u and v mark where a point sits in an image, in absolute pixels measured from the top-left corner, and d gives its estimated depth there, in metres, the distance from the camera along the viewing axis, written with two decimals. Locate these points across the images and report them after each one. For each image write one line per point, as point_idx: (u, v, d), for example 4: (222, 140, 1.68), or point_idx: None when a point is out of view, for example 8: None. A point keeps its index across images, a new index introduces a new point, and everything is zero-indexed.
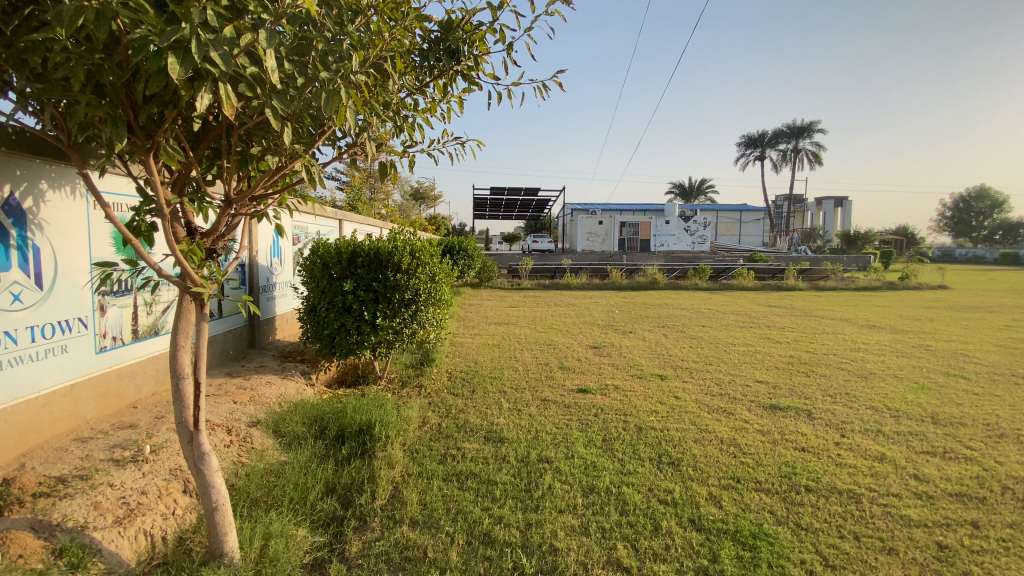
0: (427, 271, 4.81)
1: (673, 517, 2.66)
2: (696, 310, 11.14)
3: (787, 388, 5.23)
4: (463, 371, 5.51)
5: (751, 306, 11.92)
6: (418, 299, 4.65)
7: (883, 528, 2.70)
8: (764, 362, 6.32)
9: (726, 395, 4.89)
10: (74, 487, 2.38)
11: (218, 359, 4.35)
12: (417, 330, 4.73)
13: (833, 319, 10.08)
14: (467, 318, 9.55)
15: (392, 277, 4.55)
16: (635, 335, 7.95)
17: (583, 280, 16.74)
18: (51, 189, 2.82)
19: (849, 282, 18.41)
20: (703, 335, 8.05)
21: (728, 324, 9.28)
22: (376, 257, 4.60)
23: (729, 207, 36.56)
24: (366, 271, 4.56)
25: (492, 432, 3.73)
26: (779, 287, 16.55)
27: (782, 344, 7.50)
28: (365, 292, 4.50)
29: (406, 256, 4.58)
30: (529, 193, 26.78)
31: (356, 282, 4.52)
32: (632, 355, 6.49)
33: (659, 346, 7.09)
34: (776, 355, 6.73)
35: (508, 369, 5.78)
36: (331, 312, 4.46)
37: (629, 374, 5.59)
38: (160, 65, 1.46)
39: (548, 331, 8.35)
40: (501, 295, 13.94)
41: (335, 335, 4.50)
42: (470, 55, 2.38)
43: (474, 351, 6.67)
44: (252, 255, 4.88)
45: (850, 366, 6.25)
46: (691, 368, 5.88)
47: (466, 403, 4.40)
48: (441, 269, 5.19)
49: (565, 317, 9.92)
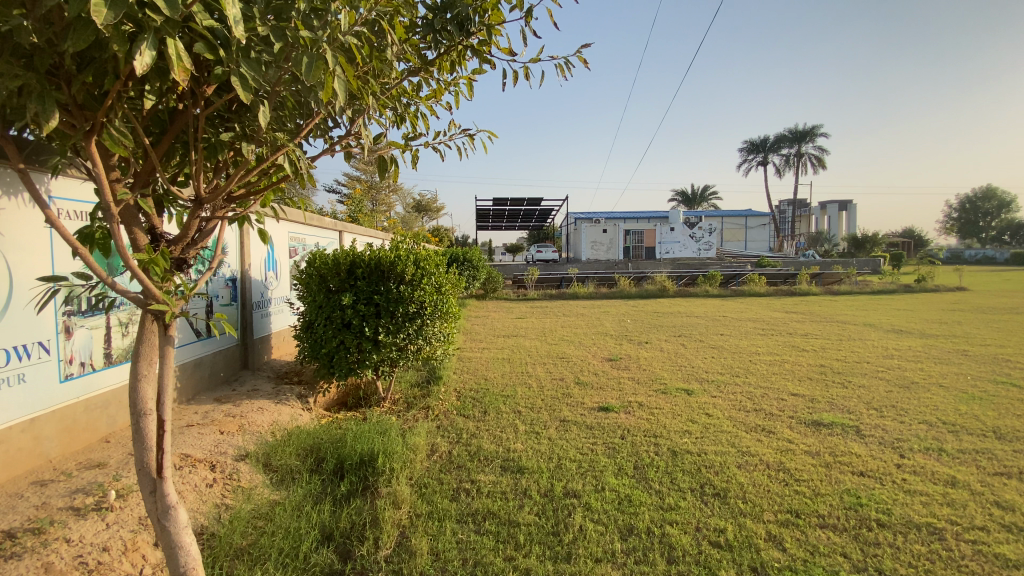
0: (433, 282, 4.44)
1: (732, 566, 2.25)
2: (711, 318, 10.72)
3: (826, 402, 4.80)
4: (473, 389, 5.11)
5: (768, 313, 11.48)
6: (424, 313, 4.27)
7: (980, 572, 2.28)
8: (795, 372, 5.90)
9: (761, 411, 4.48)
10: (22, 545, 1.98)
11: (206, 382, 3.98)
12: (422, 346, 4.36)
13: (856, 325, 9.63)
14: (474, 331, 9.17)
15: (395, 289, 4.17)
16: (652, 345, 7.53)
17: (591, 290, 16.36)
18: (6, 196, 2.47)
19: (864, 285, 17.96)
20: (725, 344, 7.63)
21: (748, 332, 8.86)
22: (378, 267, 4.23)
23: (734, 213, 36.23)
24: (367, 283, 4.18)
25: (510, 462, 3.31)
26: (793, 293, 16.11)
27: (809, 352, 7.07)
28: (366, 306, 4.11)
29: (409, 267, 4.21)
30: (532, 202, 26.52)
31: (356, 295, 4.14)
32: (653, 368, 6.08)
33: (680, 358, 6.66)
34: (806, 364, 6.30)
35: (521, 385, 5.38)
36: (329, 329, 4.09)
37: (652, 389, 5.17)
38: (87, 12, 1.11)
39: (560, 343, 7.95)
40: (508, 306, 13.56)
41: (334, 354, 4.11)
42: (482, 26, 2.03)
43: (483, 366, 6.27)
44: (244, 268, 4.54)
45: (887, 374, 5.82)
46: (718, 381, 5.47)
47: (478, 426, 4.01)
48: (448, 280, 4.83)
49: (576, 328, 9.51)
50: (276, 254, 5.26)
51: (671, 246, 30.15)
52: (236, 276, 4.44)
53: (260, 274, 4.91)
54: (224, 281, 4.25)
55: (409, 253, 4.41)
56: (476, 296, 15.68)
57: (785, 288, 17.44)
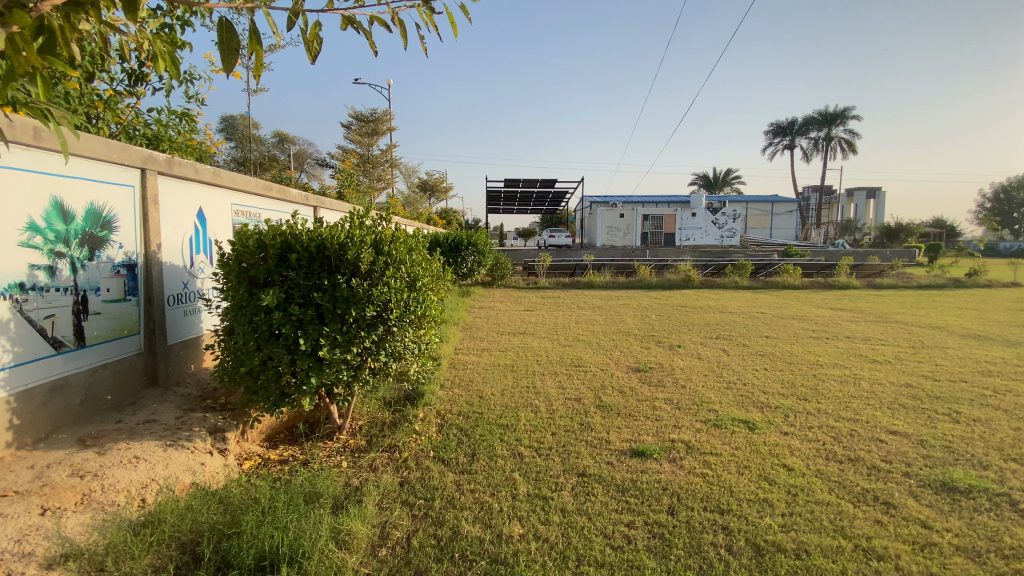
0: (403, 273, 3.18)
1: None
2: (749, 316, 9.33)
3: (943, 449, 3.49)
4: (463, 413, 3.91)
5: (812, 310, 10.07)
6: (388, 317, 3.01)
7: None
8: (880, 396, 4.57)
9: (862, 469, 3.18)
10: None
11: (76, 413, 2.80)
12: (386, 362, 3.14)
13: (923, 328, 8.19)
14: (475, 327, 7.93)
15: (343, 285, 2.89)
16: (687, 352, 6.21)
17: (608, 279, 14.99)
18: None
19: (908, 278, 16.36)
20: (775, 352, 6.28)
21: (797, 335, 7.48)
22: (321, 251, 2.95)
23: (758, 199, 34.34)
24: (305, 275, 2.90)
25: (499, 568, 2.07)
26: (831, 285, 14.63)
27: (884, 364, 5.73)
28: (302, 309, 2.84)
29: (366, 252, 2.94)
30: (544, 185, 24.99)
31: (287, 292, 2.86)
32: (693, 384, 4.81)
33: (726, 370, 5.35)
34: (890, 385, 4.95)
35: (526, 406, 4.15)
36: (249, 339, 2.84)
37: (699, 421, 3.88)
38: None
39: (575, 345, 6.65)
40: (517, 296, 12.30)
41: (258, 375, 2.89)
42: None
43: (480, 376, 5.04)
44: (149, 250, 3.33)
45: (1003, 402, 4.48)
46: (785, 410, 4.16)
47: (461, 483, 2.79)
48: (427, 269, 3.58)
49: (593, 325, 8.22)
50: (208, 232, 4.04)
51: (692, 232, 28.47)
52: (134, 262, 3.24)
53: (181, 258, 3.72)
54: (112, 269, 3.07)
55: (368, 232, 3.13)
56: (483, 284, 14.43)
57: (821, 279, 15.88)
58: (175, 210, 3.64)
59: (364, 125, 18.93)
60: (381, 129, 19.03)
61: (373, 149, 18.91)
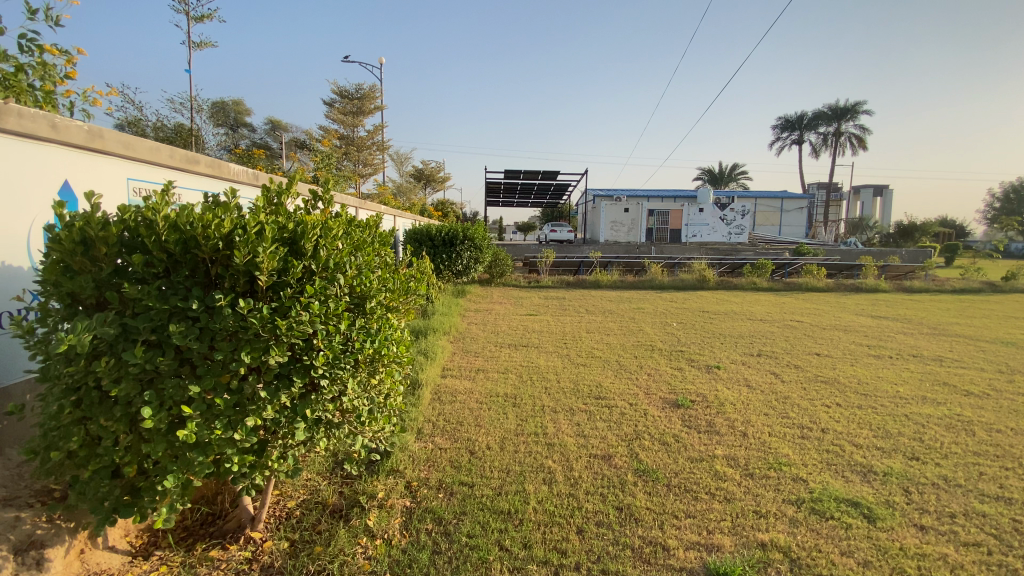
0: (340, 286, 1.96)
1: None
2: (784, 325, 8.15)
3: None
4: (443, 485, 2.69)
5: (851, 319, 8.89)
6: (309, 363, 1.82)
7: None
8: (1015, 455, 3.35)
9: None
10: None
11: None
12: (310, 433, 1.93)
13: (994, 344, 6.99)
14: (469, 337, 6.69)
15: (227, 310, 1.67)
16: (731, 378, 4.97)
17: (616, 277, 13.74)
18: None
19: (938, 281, 15.20)
20: (840, 378, 5.05)
21: (853, 353, 6.27)
22: (192, 251, 1.70)
23: (767, 195, 33.10)
24: (161, 293, 1.65)
25: None
26: (859, 288, 13.45)
27: (983, 398, 4.53)
28: (151, 354, 1.60)
29: (268, 253, 1.71)
30: (545, 177, 23.68)
31: (123, 321, 1.61)
32: (757, 432, 3.59)
33: (790, 408, 4.13)
34: (1012, 434, 3.73)
35: (534, 469, 2.92)
36: (61, 407, 1.60)
37: (789, 502, 2.66)
38: None
39: (591, 365, 5.39)
40: (518, 297, 11.05)
41: (83, 464, 1.67)
42: None
43: (472, 415, 3.79)
44: None
45: None
46: (901, 481, 2.93)
47: None
48: (388, 274, 2.36)
49: (608, 335, 7.01)
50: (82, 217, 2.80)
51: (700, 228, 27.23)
52: None
53: (29, 256, 2.49)
54: None
55: (284, 220, 1.89)
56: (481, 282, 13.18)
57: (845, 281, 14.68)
58: (17, 184, 2.40)
59: (349, 103, 17.56)
60: (366, 108, 17.71)
61: (360, 131, 17.52)
